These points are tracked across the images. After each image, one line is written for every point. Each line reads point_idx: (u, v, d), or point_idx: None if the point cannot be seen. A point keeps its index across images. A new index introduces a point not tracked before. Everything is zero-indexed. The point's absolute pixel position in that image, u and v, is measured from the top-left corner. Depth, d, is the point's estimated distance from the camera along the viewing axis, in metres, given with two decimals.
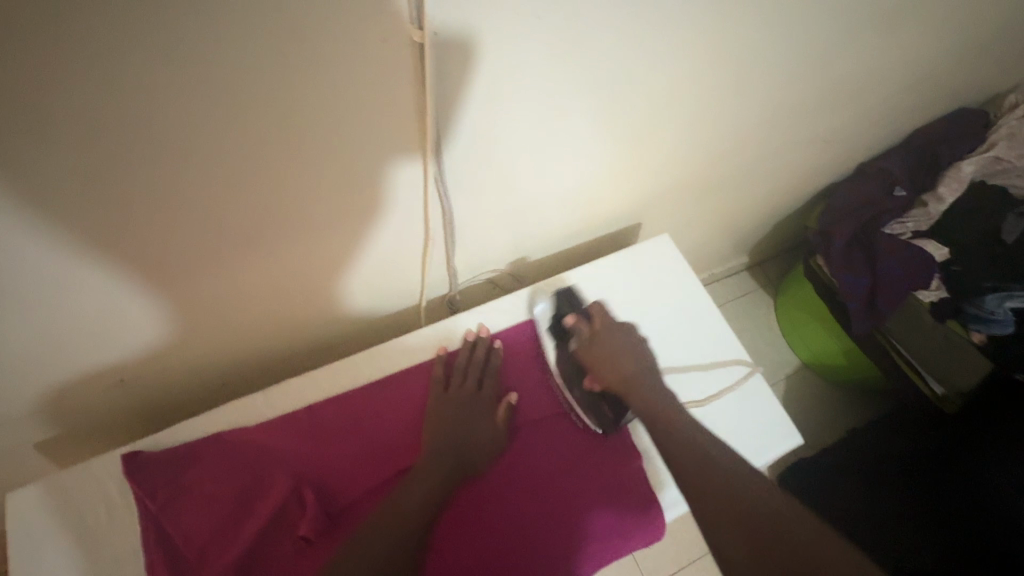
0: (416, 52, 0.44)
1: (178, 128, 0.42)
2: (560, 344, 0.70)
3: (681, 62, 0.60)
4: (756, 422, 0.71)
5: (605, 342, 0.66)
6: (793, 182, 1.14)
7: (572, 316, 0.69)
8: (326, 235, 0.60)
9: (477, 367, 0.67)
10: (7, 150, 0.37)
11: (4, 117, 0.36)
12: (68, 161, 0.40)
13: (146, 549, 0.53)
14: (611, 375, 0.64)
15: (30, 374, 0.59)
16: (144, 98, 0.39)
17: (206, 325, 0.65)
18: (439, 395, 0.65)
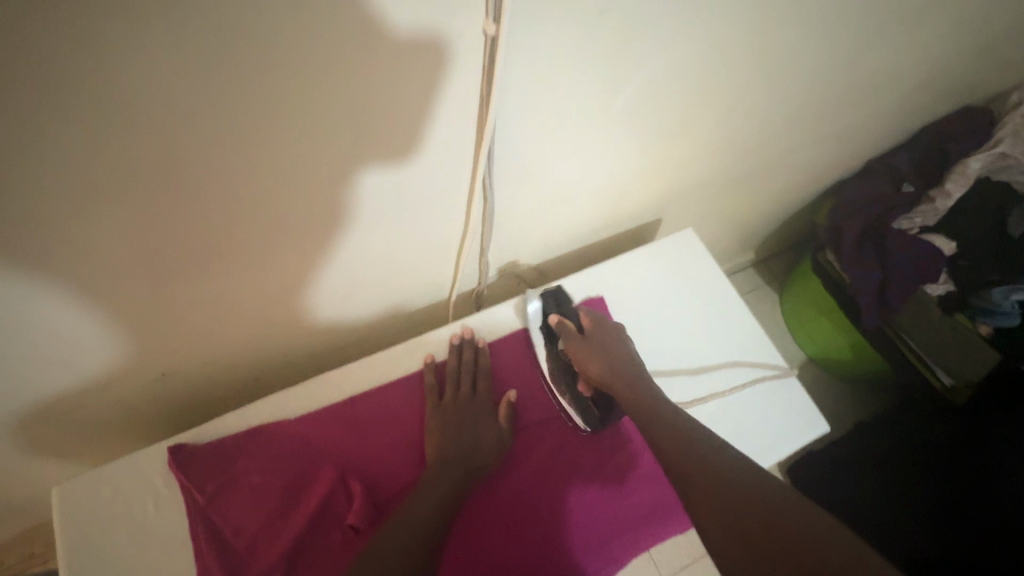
0: (486, 43, 0.45)
1: (257, 120, 0.43)
2: (550, 343, 0.70)
3: (718, 56, 0.62)
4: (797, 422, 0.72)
5: (595, 336, 0.67)
6: (806, 178, 1.16)
7: (557, 316, 0.69)
8: (370, 228, 0.61)
9: (468, 371, 0.67)
10: (94, 139, 0.38)
11: (98, 108, 0.36)
12: (149, 152, 0.41)
13: (195, 541, 0.54)
14: (596, 368, 0.64)
15: (75, 365, 0.59)
16: (231, 91, 0.39)
17: (247, 317, 0.65)
18: (436, 403, 0.64)
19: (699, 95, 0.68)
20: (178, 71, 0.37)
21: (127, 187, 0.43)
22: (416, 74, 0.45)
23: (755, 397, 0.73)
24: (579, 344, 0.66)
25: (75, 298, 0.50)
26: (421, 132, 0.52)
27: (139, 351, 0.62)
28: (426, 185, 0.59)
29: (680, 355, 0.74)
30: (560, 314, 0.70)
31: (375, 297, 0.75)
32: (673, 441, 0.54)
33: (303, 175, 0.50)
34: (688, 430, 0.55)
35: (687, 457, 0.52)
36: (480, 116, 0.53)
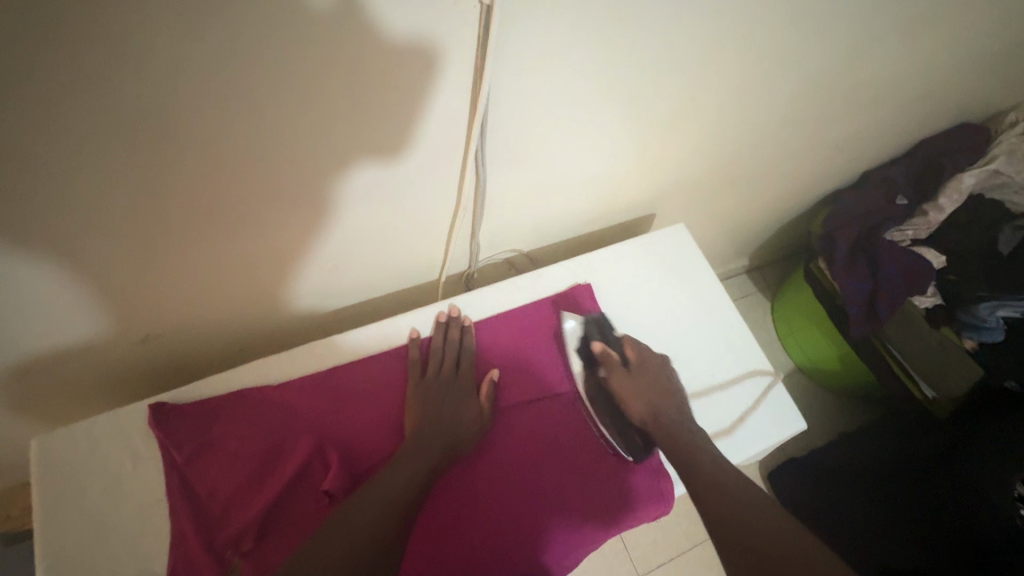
0: (482, 15, 0.45)
1: (246, 80, 0.42)
2: (589, 368, 0.70)
3: (717, 50, 0.62)
4: (774, 418, 0.72)
5: (641, 370, 0.68)
6: (804, 184, 1.16)
7: (602, 345, 0.70)
8: (361, 202, 0.61)
9: (451, 349, 0.67)
10: (84, 88, 0.38)
11: (87, 57, 0.36)
12: (139, 106, 0.40)
13: (171, 501, 0.54)
14: (638, 406, 0.65)
15: (60, 322, 0.59)
16: (223, 49, 0.39)
17: (235, 285, 0.65)
18: (419, 379, 0.65)
19: (696, 91, 0.68)
20: (170, 26, 0.36)
21: (118, 144, 0.43)
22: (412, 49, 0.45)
23: (734, 396, 0.73)
24: (621, 375, 0.67)
25: (62, 255, 0.50)
26: (415, 106, 0.51)
27: (126, 313, 0.62)
28: (420, 164, 0.59)
29: (663, 346, 0.75)
30: (602, 342, 0.71)
31: (365, 275, 0.75)
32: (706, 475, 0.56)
33: (292, 145, 0.50)
34: (721, 467, 0.57)
35: (722, 495, 0.53)
36: (473, 89, 0.52)
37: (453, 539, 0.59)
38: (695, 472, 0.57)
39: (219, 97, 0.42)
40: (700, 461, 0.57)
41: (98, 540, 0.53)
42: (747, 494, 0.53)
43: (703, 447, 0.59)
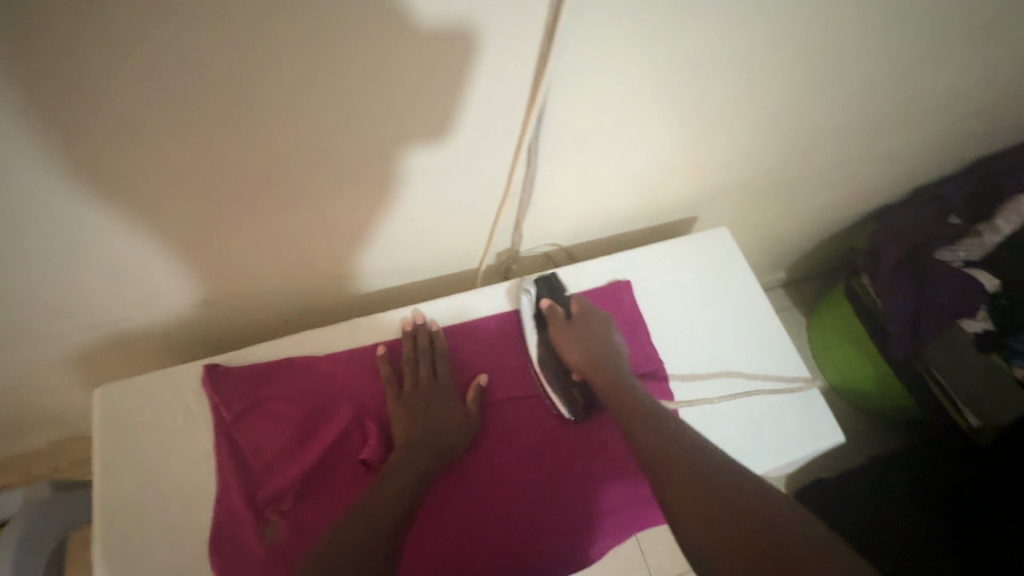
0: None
1: (327, 54, 0.44)
2: (539, 328, 0.70)
3: (775, 50, 0.63)
4: (809, 426, 0.71)
5: (582, 324, 0.67)
6: (851, 196, 1.14)
7: (547, 301, 0.70)
8: (414, 183, 0.63)
9: (425, 356, 0.65)
10: (183, 49, 0.41)
11: (191, 19, 0.39)
12: (227, 71, 0.43)
13: (218, 457, 0.57)
14: (575, 357, 0.65)
15: (129, 280, 0.62)
16: (312, 23, 0.42)
17: (289, 257, 0.68)
18: (397, 392, 0.62)
19: (750, 91, 0.68)
20: None
21: (205, 106, 0.46)
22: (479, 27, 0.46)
23: (770, 399, 0.72)
24: (565, 331, 0.67)
25: (140, 213, 0.54)
26: (476, 91, 0.53)
27: (187, 277, 0.65)
28: (474, 150, 0.61)
29: (700, 348, 0.74)
30: (550, 300, 0.70)
31: (409, 259, 0.77)
32: (655, 447, 0.52)
33: (354, 123, 0.52)
34: (661, 421, 0.55)
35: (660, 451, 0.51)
36: (535, 74, 0.53)
37: (476, 519, 0.61)
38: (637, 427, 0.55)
39: (296, 70, 0.45)
40: (639, 419, 0.56)
41: (149, 485, 0.56)
42: (712, 468, 0.48)
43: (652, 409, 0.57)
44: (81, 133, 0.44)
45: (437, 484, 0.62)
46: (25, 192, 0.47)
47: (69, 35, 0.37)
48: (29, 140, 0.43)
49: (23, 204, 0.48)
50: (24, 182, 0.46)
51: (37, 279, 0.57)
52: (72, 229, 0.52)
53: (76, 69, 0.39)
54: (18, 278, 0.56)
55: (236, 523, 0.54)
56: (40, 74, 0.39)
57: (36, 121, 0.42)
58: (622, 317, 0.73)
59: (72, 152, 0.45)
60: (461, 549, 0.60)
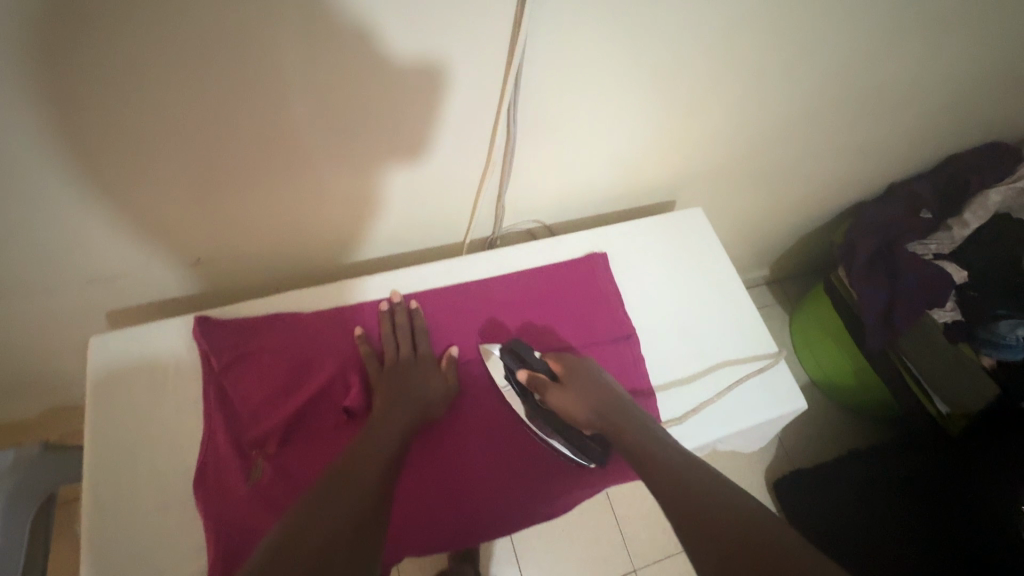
0: None
1: (311, 17, 0.47)
2: (525, 397, 0.67)
3: (741, 35, 0.66)
4: (777, 394, 0.74)
5: (575, 384, 0.65)
6: (827, 190, 1.18)
7: (526, 372, 0.66)
8: (400, 154, 0.66)
9: (404, 331, 0.68)
10: (176, 9, 0.44)
11: None
12: (215, 31, 0.46)
13: (207, 403, 0.59)
14: (588, 416, 0.64)
15: (123, 241, 0.65)
16: None
17: (279, 223, 0.71)
18: (376, 368, 0.64)
19: (720, 74, 0.72)
20: None
21: (197, 66, 0.48)
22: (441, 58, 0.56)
23: (739, 369, 0.75)
24: (558, 392, 0.65)
25: (135, 171, 0.56)
26: (457, 62, 0.57)
27: (179, 238, 0.68)
28: (457, 121, 0.64)
29: (671, 319, 0.78)
30: (527, 369, 0.67)
31: (396, 230, 0.80)
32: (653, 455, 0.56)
33: (337, 89, 0.55)
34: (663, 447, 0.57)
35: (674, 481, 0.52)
36: (510, 46, 0.57)
37: (451, 471, 0.64)
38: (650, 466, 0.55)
39: (279, 53, 0.50)
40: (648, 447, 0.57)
41: (136, 432, 0.58)
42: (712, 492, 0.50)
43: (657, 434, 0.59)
44: (84, 90, 0.47)
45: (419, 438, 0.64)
46: (26, 144, 0.50)
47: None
48: (36, 93, 0.46)
49: (25, 157, 0.51)
50: (26, 133, 0.49)
51: (33, 233, 0.59)
52: (72, 183, 0.55)
53: (82, 28, 0.43)
54: (13, 231, 0.58)
55: (221, 464, 0.57)
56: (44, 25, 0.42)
57: (40, 74, 0.45)
58: (596, 286, 0.75)
59: (76, 108, 0.48)
60: (433, 507, 0.62)
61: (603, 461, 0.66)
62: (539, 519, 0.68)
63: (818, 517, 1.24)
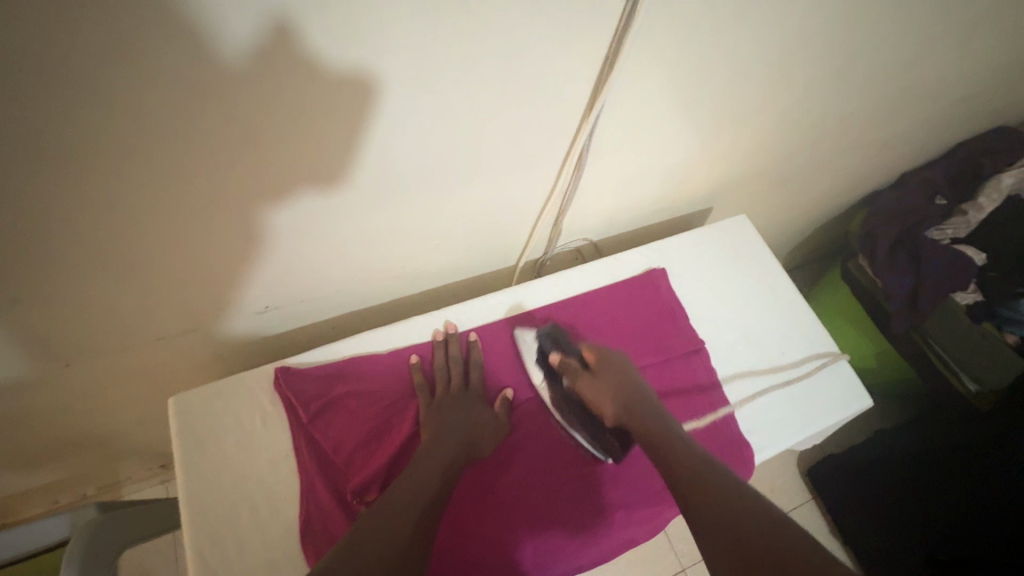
0: (630, 8, 0.52)
1: (373, 74, 0.48)
2: (553, 380, 0.71)
3: (788, 50, 0.70)
4: (844, 395, 0.77)
5: (604, 369, 0.67)
6: (847, 184, 1.22)
7: (559, 355, 0.70)
8: (471, 185, 0.68)
9: (457, 365, 0.68)
10: (241, 80, 0.43)
11: (252, 54, 0.42)
12: (275, 93, 0.46)
13: (300, 454, 0.60)
14: (608, 405, 0.65)
15: (196, 295, 0.65)
16: (365, 49, 0.45)
17: (350, 262, 0.72)
18: (426, 401, 0.64)
19: (769, 82, 0.75)
20: (330, 26, 0.42)
21: (258, 129, 0.48)
22: (373, 69, 0.47)
23: (804, 371, 0.78)
24: (586, 380, 0.68)
25: (201, 231, 0.56)
26: (536, 90, 0.58)
27: (249, 286, 0.68)
28: (527, 150, 0.67)
29: (735, 326, 0.80)
30: (559, 352, 0.70)
31: (457, 257, 0.82)
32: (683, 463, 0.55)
33: (425, 135, 0.57)
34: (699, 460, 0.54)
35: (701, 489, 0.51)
36: (599, 76, 0.60)
37: (533, 506, 0.64)
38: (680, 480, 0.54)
39: (328, 120, 0.50)
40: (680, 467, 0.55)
41: (231, 486, 0.58)
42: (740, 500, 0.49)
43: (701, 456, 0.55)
44: (112, 170, 0.46)
45: (474, 463, 0.64)
46: (102, 217, 0.50)
47: (151, 76, 0.40)
48: (67, 165, 0.44)
49: (100, 229, 0.51)
50: (105, 207, 0.49)
51: (111, 298, 0.60)
52: (144, 246, 0.55)
53: (92, 98, 0.40)
54: (92, 297, 0.58)
55: (325, 515, 0.57)
56: (120, 108, 0.41)
57: (114, 155, 0.45)
58: (658, 304, 0.77)
59: (93, 169, 0.45)
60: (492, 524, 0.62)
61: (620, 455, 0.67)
62: (634, 544, 0.67)
63: (858, 507, 1.31)
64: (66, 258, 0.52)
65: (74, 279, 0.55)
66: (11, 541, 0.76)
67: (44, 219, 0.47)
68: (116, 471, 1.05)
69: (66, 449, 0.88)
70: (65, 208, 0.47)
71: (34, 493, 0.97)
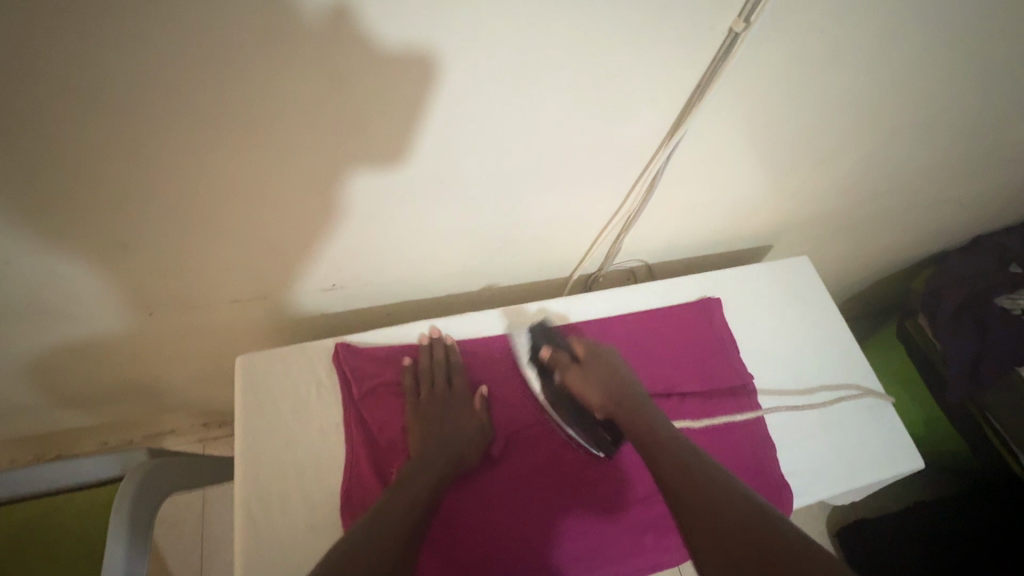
0: (728, 38, 0.55)
1: (462, 78, 0.51)
2: (544, 377, 0.69)
3: (873, 97, 0.70)
4: (894, 452, 0.75)
5: (594, 363, 0.67)
6: (915, 240, 1.18)
7: (549, 350, 0.70)
8: (541, 195, 0.71)
9: (440, 369, 0.68)
10: (344, 73, 0.47)
11: (359, 52, 0.46)
12: (369, 89, 0.49)
13: (348, 429, 0.63)
14: (600, 399, 0.65)
15: (274, 266, 0.70)
16: (461, 56, 0.49)
17: (416, 254, 0.76)
18: (414, 402, 0.65)
19: (854, 126, 0.75)
20: (437, 30, 0.46)
21: (349, 120, 0.52)
22: (437, 77, 0.50)
23: (853, 422, 0.76)
24: (577, 375, 0.67)
25: (286, 206, 0.61)
26: (624, 108, 0.61)
27: (320, 264, 0.72)
28: (602, 166, 0.69)
29: (786, 366, 0.79)
30: (550, 348, 0.70)
31: (516, 263, 0.84)
32: (667, 454, 0.55)
33: (508, 139, 0.60)
34: (680, 445, 0.56)
35: (680, 474, 0.52)
36: (686, 102, 0.62)
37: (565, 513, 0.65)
38: (658, 459, 0.55)
39: (415, 118, 0.54)
40: (657, 442, 0.57)
41: (282, 448, 0.62)
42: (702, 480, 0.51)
43: (675, 438, 0.57)
44: (221, 142, 0.51)
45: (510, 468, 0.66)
46: (204, 183, 0.55)
47: (270, 63, 0.45)
48: (186, 132, 0.49)
49: (199, 192, 0.56)
50: (210, 174, 0.54)
51: (200, 258, 0.65)
52: (235, 214, 0.60)
53: (220, 75, 0.45)
54: (184, 254, 0.64)
55: (366, 491, 0.60)
56: (238, 88, 0.46)
57: (223, 128, 0.50)
58: (708, 332, 0.77)
59: (205, 140, 0.50)
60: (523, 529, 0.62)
61: (610, 451, 0.68)
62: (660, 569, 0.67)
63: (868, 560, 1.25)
64: (168, 214, 0.57)
65: (172, 235, 0.60)
66: (61, 471, 0.79)
67: (157, 176, 0.53)
68: (163, 421, 1.11)
69: (127, 393, 0.94)
70: (178, 168, 0.52)
71: (89, 431, 1.04)
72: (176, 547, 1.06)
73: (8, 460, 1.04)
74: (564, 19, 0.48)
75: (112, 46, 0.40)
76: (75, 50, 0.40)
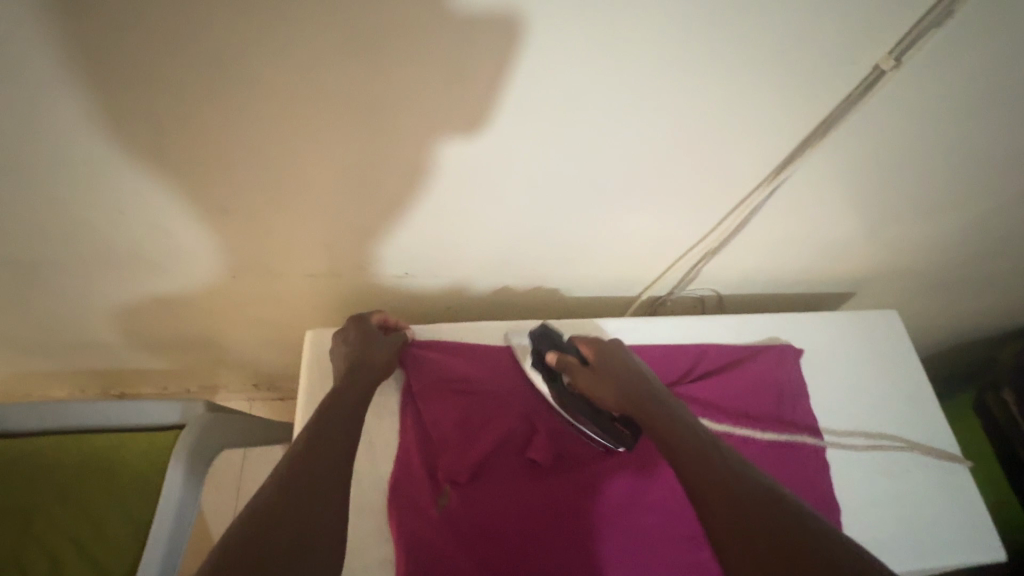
0: (874, 75, 0.54)
1: (585, 88, 0.52)
2: (552, 381, 0.68)
3: (1000, 153, 0.66)
4: (971, 536, 0.69)
5: (605, 361, 0.65)
6: (1010, 310, 1.10)
7: (556, 355, 0.68)
8: (628, 211, 0.70)
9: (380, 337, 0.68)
10: (476, 72, 0.49)
11: (498, 54, 0.48)
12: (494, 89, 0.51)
13: (406, 420, 0.68)
14: (613, 398, 0.61)
15: (357, 247, 0.72)
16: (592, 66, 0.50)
17: (490, 254, 0.77)
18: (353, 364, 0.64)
19: (979, 181, 0.71)
20: (575, 39, 0.47)
21: (464, 118, 0.54)
22: (560, 85, 0.51)
23: (929, 497, 0.71)
24: (588, 378, 0.64)
25: (382, 194, 0.63)
26: (739, 133, 0.59)
27: (399, 252, 0.74)
28: (695, 189, 0.67)
29: (859, 424, 0.74)
30: (557, 351, 0.69)
31: (585, 277, 0.83)
32: (688, 448, 0.50)
33: (612, 153, 0.60)
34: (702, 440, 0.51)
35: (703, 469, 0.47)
36: (805, 137, 0.60)
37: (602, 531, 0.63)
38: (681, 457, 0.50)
39: (527, 124, 0.55)
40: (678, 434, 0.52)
41: None
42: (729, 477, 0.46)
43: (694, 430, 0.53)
44: (342, 126, 0.53)
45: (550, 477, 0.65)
46: (315, 162, 0.57)
47: (413, 57, 0.47)
48: (314, 111, 0.52)
49: (307, 169, 0.58)
50: (325, 153, 0.56)
51: (291, 231, 0.68)
52: (333, 194, 0.62)
53: (363, 64, 0.47)
54: (276, 225, 0.66)
55: (413, 483, 0.63)
56: (373, 78, 0.49)
57: (347, 114, 0.52)
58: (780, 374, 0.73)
59: (329, 121, 0.53)
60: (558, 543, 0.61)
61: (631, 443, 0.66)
62: None
63: None
64: (273, 185, 0.60)
65: (271, 205, 0.63)
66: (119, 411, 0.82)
67: (276, 150, 0.55)
68: (220, 377, 1.16)
69: (196, 345, 0.99)
70: (298, 145, 0.55)
71: (153, 375, 1.10)
72: (214, 500, 1.10)
73: (79, 390, 1.11)
74: (704, 36, 0.48)
75: (278, 22, 0.43)
76: (248, 13, 0.43)
